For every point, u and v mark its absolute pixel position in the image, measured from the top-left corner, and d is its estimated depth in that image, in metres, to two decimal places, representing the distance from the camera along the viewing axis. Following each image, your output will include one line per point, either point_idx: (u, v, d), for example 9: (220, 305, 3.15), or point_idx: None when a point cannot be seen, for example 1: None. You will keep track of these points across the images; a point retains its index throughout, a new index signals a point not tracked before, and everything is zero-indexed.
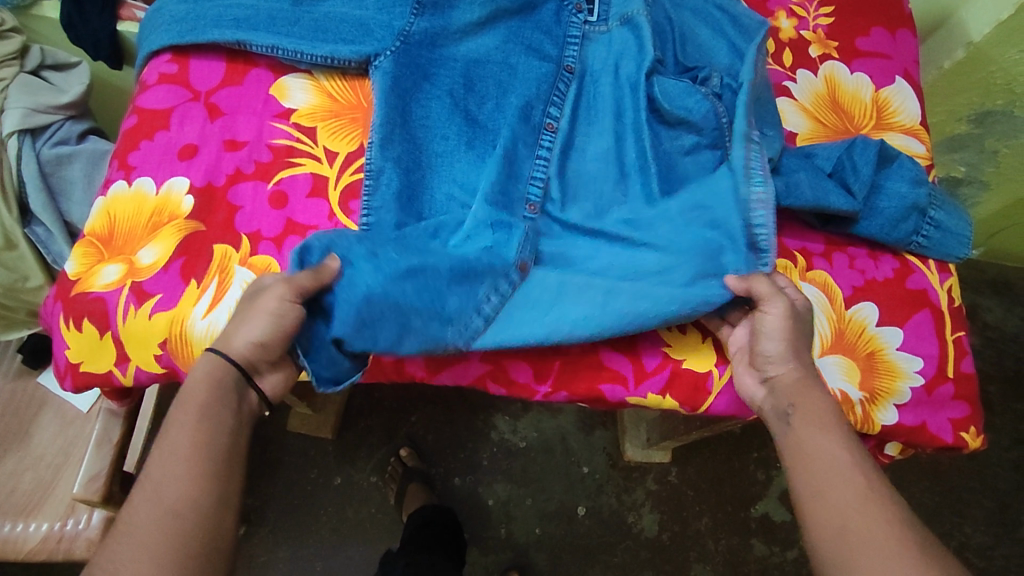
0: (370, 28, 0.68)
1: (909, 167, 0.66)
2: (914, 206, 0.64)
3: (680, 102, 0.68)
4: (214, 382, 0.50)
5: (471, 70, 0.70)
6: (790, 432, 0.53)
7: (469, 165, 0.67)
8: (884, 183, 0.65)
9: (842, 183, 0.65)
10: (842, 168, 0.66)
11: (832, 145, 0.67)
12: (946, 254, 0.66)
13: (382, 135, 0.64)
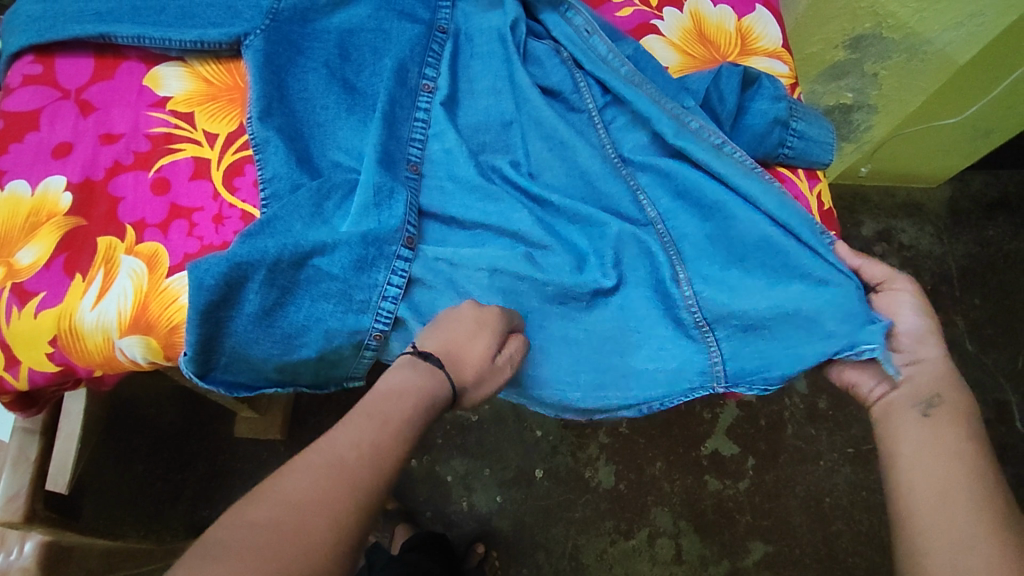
0: (238, 9, 0.68)
1: (769, 86, 0.69)
2: (776, 120, 0.67)
3: (539, 63, 0.71)
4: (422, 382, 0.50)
5: (345, 41, 0.71)
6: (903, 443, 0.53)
7: (352, 131, 0.67)
8: (749, 105, 0.69)
9: (712, 114, 0.68)
10: (709, 101, 0.68)
11: (700, 75, 0.69)
12: (812, 161, 0.70)
13: (260, 107, 0.64)
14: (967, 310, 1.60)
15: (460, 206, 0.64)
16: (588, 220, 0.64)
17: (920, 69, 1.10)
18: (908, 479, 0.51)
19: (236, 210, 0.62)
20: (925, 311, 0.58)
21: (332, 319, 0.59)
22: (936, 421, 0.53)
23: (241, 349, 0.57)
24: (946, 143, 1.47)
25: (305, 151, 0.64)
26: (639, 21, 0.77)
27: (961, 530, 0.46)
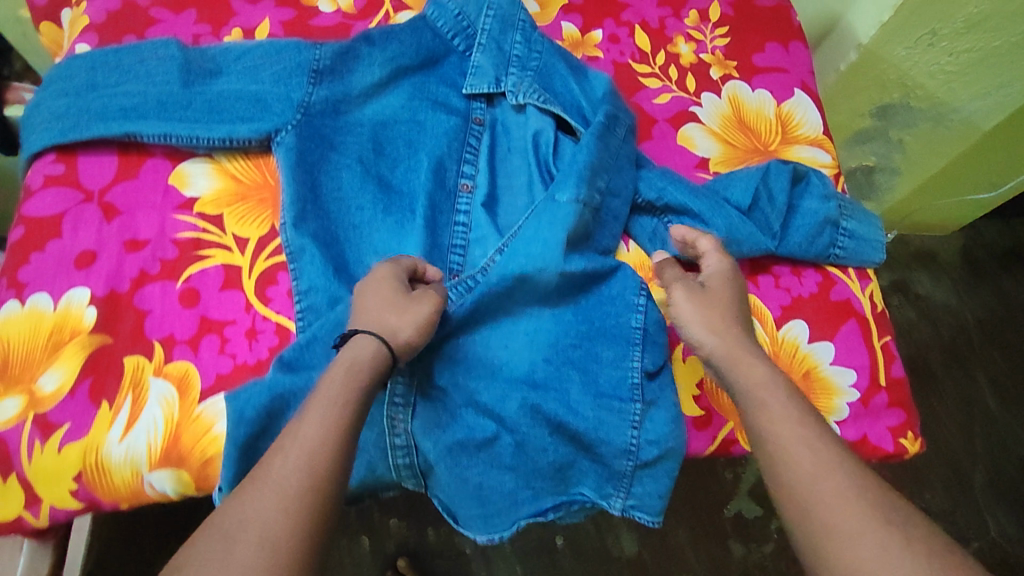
0: (267, 103, 0.65)
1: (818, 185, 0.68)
2: (826, 219, 0.66)
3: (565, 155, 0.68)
4: (372, 374, 0.47)
5: (379, 133, 0.68)
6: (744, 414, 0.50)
7: (389, 233, 0.64)
8: (799, 203, 0.67)
9: (763, 215, 0.66)
10: (757, 202, 0.66)
11: (747, 175, 0.67)
12: (863, 261, 0.68)
13: (294, 213, 0.61)
14: (988, 365, 1.61)
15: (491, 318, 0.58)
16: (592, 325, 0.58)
17: (945, 137, 1.09)
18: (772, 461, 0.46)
19: (270, 322, 0.58)
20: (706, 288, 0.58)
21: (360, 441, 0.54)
22: (745, 394, 0.50)
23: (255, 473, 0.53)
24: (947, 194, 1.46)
25: (341, 258, 0.61)
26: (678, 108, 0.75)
27: (828, 506, 0.43)
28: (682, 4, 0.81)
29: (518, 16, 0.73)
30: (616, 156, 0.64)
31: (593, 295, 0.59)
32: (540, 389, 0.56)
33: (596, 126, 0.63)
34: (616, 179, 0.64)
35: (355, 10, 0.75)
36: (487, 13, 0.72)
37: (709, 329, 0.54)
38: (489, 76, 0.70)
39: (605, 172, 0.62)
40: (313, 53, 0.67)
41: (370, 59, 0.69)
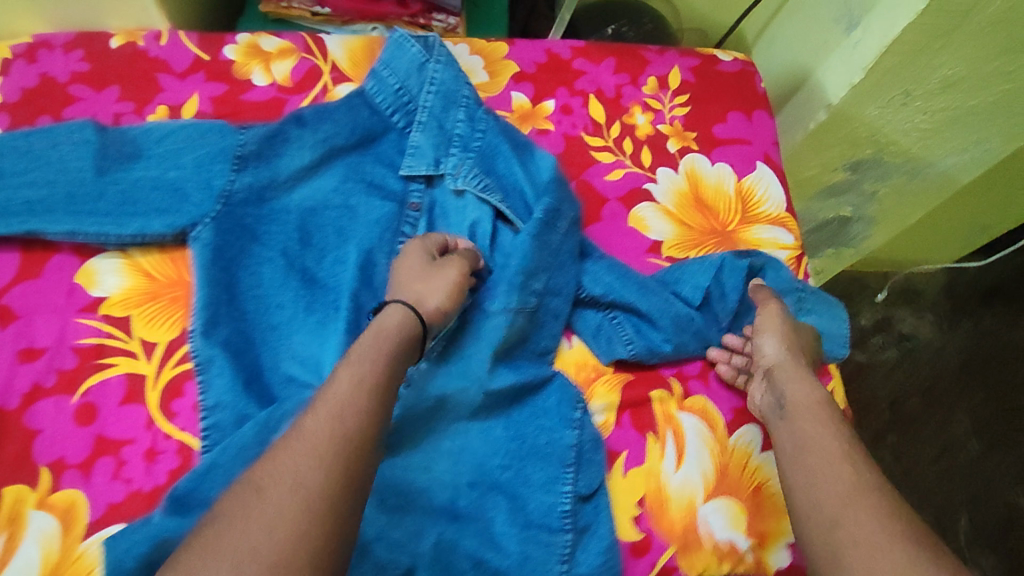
0: (186, 192, 0.61)
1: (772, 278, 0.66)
2: None
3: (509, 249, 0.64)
4: (401, 339, 0.48)
5: (307, 220, 0.64)
6: (792, 426, 0.53)
7: (310, 335, 0.60)
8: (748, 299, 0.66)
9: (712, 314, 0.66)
10: (709, 298, 0.65)
11: (699, 268, 0.65)
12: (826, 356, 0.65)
13: (204, 319, 0.57)
14: (970, 407, 1.57)
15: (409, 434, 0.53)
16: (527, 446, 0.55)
17: (920, 189, 1.10)
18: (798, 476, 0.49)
19: (173, 441, 0.55)
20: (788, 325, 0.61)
21: None
22: (800, 411, 0.54)
23: None
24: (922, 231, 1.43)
25: (254, 366, 0.58)
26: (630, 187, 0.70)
27: (855, 513, 0.44)
28: (640, 70, 0.76)
29: (462, 92, 0.69)
30: (556, 255, 0.60)
31: (524, 410, 0.56)
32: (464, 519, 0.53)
33: (531, 226, 0.59)
34: (559, 278, 0.60)
35: (291, 83, 0.70)
36: (430, 89, 0.68)
37: (793, 355, 0.58)
38: (428, 158, 0.66)
39: (541, 275, 0.58)
40: (238, 137, 0.62)
41: (299, 141, 0.64)
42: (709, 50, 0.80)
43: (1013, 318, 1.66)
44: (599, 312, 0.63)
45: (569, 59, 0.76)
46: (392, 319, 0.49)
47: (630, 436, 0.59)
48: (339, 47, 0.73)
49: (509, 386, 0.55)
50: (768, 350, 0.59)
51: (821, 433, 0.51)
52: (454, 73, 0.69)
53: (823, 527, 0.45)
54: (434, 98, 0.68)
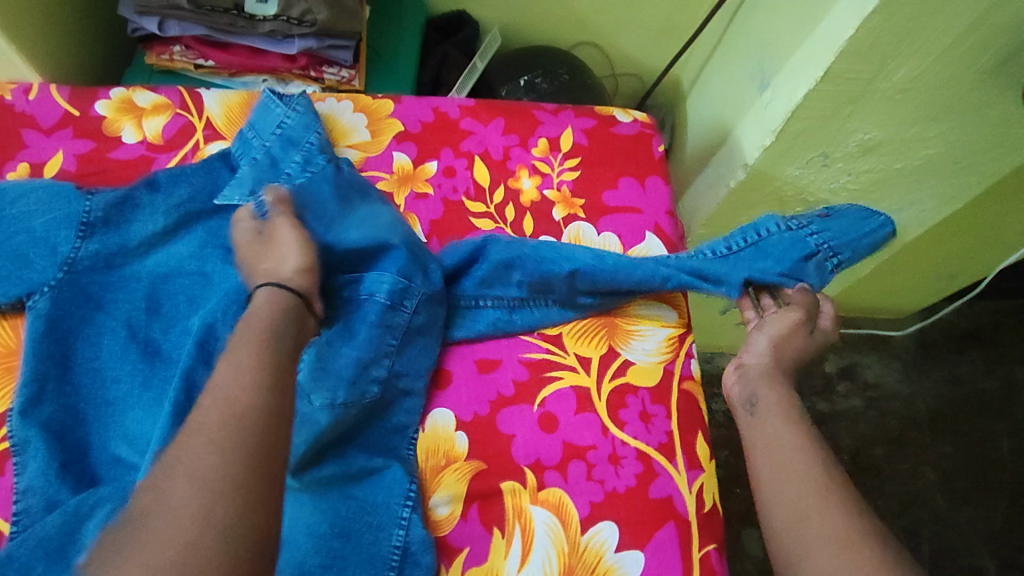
0: (28, 258, 0.58)
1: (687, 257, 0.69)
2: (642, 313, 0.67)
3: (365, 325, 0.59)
4: (279, 309, 0.49)
5: (157, 288, 0.61)
6: (761, 421, 0.55)
7: (144, 413, 0.57)
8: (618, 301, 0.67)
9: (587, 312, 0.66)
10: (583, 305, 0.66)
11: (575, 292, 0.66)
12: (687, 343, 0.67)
13: (27, 397, 0.54)
14: (938, 460, 1.47)
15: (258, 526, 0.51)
16: (353, 544, 0.53)
17: None
18: (765, 469, 0.51)
19: None
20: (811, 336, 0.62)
21: None
22: (771, 408, 0.56)
23: None
24: (872, 286, 1.41)
25: (80, 445, 0.55)
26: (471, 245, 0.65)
27: (811, 509, 0.47)
28: (530, 132, 0.75)
29: (310, 138, 0.67)
30: (403, 340, 0.60)
31: (354, 505, 0.54)
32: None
33: (373, 308, 0.60)
34: (407, 360, 0.60)
35: (161, 141, 0.68)
36: (273, 143, 0.67)
37: (777, 360, 0.60)
38: (244, 188, 0.63)
39: (384, 361, 0.59)
40: (85, 203, 0.60)
41: (152, 207, 0.62)
42: (609, 109, 0.78)
43: (987, 364, 1.58)
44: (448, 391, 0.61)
45: (457, 118, 0.74)
46: (263, 298, 0.49)
47: (474, 532, 0.56)
48: (216, 102, 0.71)
49: (336, 475, 0.55)
50: (761, 348, 0.61)
51: (784, 429, 0.53)
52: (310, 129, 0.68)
53: (791, 527, 0.47)
54: (265, 154, 0.66)
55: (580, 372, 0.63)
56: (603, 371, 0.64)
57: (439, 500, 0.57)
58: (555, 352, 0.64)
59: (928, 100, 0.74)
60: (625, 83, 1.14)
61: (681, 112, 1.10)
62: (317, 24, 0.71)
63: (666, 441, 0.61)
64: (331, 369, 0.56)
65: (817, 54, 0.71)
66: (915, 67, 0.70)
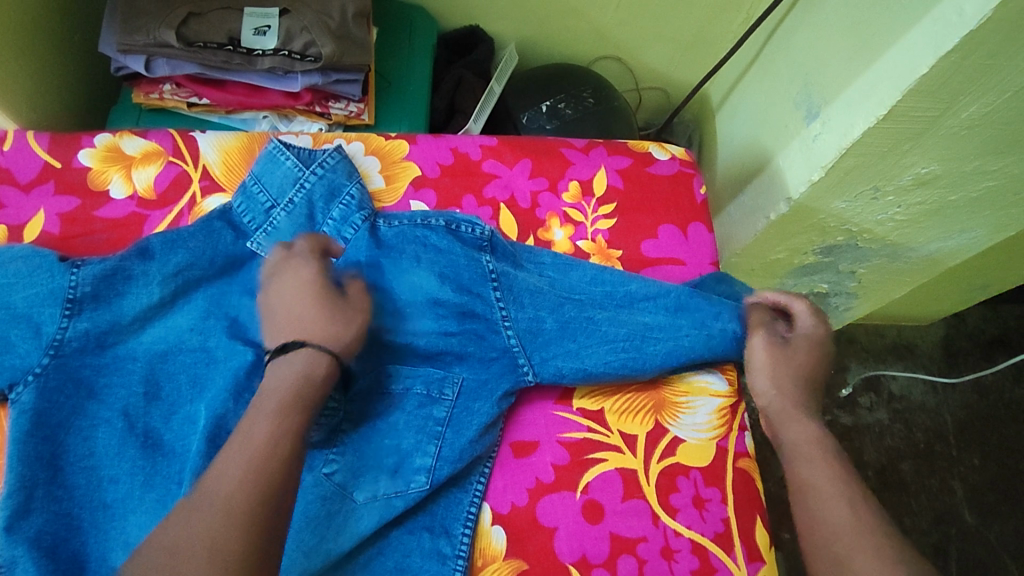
0: (9, 341, 0.51)
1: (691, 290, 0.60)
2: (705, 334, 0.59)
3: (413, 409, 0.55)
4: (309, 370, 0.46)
5: (156, 369, 0.55)
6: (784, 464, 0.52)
7: (148, 518, 0.49)
8: (680, 319, 0.59)
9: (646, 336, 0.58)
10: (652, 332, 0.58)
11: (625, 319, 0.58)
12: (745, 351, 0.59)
13: (12, 509, 0.47)
14: (966, 474, 1.34)
15: None
16: None
17: (903, 269, 1.00)
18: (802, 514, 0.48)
19: None
20: (781, 359, 0.57)
21: None
22: (794, 448, 0.52)
23: None
24: (904, 305, 1.34)
25: (75, 558, 0.48)
26: (556, 302, 0.58)
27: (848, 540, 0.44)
28: (560, 174, 0.69)
29: (349, 189, 0.62)
30: (451, 423, 0.55)
31: None
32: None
33: (411, 398, 0.55)
34: (457, 445, 0.54)
35: (154, 195, 0.61)
36: (294, 197, 0.61)
37: (786, 388, 0.56)
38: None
39: (428, 448, 0.53)
40: (69, 277, 0.53)
41: (146, 278, 0.55)
42: (644, 144, 0.73)
43: (1016, 371, 1.44)
44: (485, 475, 0.55)
45: (479, 159, 0.69)
46: (294, 363, 0.46)
47: None
48: (212, 148, 0.64)
49: None
50: (760, 387, 0.57)
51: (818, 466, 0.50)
52: (344, 190, 0.62)
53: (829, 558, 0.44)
54: (302, 200, 0.61)
55: (625, 452, 0.58)
56: (651, 450, 0.58)
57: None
58: (597, 430, 0.58)
59: (994, 135, 0.70)
60: (649, 97, 1.08)
61: (710, 128, 1.03)
62: (321, 58, 0.65)
63: (722, 529, 0.56)
64: (364, 454, 0.53)
65: (879, 90, 0.66)
66: (987, 105, 0.65)
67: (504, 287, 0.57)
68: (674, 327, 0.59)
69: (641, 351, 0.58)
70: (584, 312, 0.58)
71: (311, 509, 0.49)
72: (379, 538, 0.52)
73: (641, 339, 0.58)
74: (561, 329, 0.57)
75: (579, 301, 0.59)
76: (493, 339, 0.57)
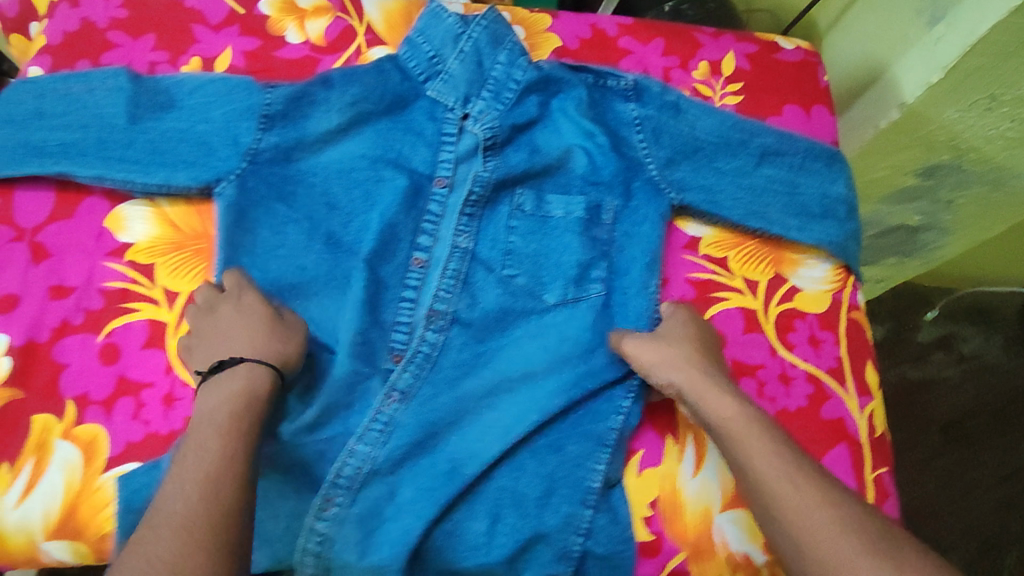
0: (212, 146, 0.61)
1: (813, 149, 0.67)
2: (829, 194, 0.65)
3: (552, 236, 0.62)
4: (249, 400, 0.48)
5: (333, 186, 0.63)
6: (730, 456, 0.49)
7: (331, 301, 0.60)
8: (803, 182, 0.65)
9: (771, 183, 0.64)
10: (781, 187, 0.65)
11: (754, 170, 0.65)
12: (847, 230, 0.65)
13: (225, 278, 0.58)
14: None
15: (518, 381, 0.56)
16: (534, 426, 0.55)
17: (1007, 201, 0.97)
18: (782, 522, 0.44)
19: (189, 389, 0.57)
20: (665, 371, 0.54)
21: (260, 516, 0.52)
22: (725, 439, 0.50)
23: None
24: (995, 266, 1.30)
25: None
26: (688, 148, 0.65)
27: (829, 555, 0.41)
28: (691, 54, 0.73)
29: (511, 38, 0.66)
30: (597, 241, 0.62)
31: (546, 382, 0.56)
32: (404, 467, 0.54)
33: (571, 221, 0.63)
34: (628, 256, 0.62)
35: (325, 43, 0.69)
36: (463, 48, 0.65)
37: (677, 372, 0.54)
38: (459, 91, 0.65)
39: (602, 265, 0.62)
40: (265, 96, 0.61)
41: (327, 104, 0.62)
42: (770, 36, 0.76)
43: None
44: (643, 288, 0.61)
45: (616, 36, 0.73)
46: (227, 387, 0.49)
47: (649, 436, 0.56)
48: (376, 8, 0.71)
49: (544, 362, 0.57)
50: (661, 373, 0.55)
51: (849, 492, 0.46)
52: (505, 38, 0.66)
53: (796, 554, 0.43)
54: (471, 49, 0.65)
55: (746, 293, 0.62)
56: (771, 295, 0.62)
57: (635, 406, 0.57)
58: (722, 273, 0.63)
59: None
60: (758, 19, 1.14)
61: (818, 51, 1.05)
62: None
63: (836, 365, 0.60)
64: (527, 261, 0.61)
65: None
66: None
67: (647, 130, 0.65)
68: (795, 184, 0.65)
69: (763, 201, 0.64)
70: (713, 161, 0.65)
71: (496, 295, 0.60)
72: (543, 323, 0.59)
73: (761, 193, 0.64)
74: (693, 171, 0.64)
75: (713, 147, 0.65)
76: (640, 173, 0.64)
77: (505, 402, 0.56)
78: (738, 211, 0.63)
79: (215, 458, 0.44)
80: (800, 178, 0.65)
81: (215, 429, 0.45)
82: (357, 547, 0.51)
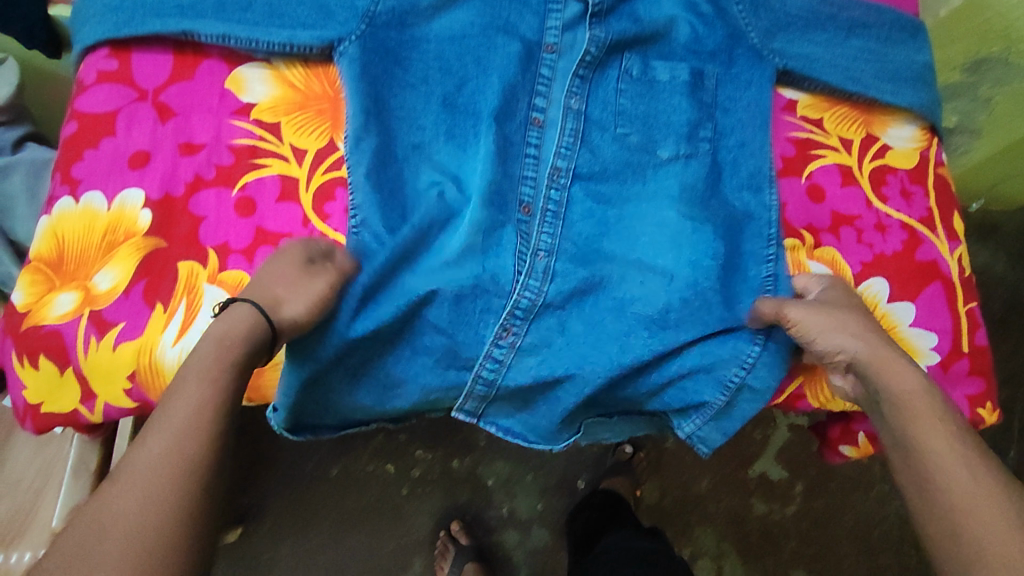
0: (331, 9, 0.61)
1: (898, 21, 0.70)
2: (913, 61, 0.69)
3: (661, 100, 0.65)
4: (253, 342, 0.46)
5: (447, 50, 0.63)
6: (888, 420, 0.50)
7: (450, 156, 0.61)
8: (892, 52, 0.69)
9: (861, 52, 0.68)
10: (870, 55, 0.68)
11: (845, 39, 0.68)
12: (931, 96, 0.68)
13: (353, 136, 0.59)
14: None
15: (644, 226, 0.61)
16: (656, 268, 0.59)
17: None
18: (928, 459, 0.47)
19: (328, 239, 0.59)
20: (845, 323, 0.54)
21: (423, 350, 0.57)
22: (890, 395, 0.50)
23: (320, 378, 0.56)
24: None
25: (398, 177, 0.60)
26: (781, 21, 0.67)
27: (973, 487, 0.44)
28: None
29: None
30: (702, 104, 0.65)
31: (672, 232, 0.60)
32: (561, 309, 0.59)
33: (677, 84, 0.65)
34: (733, 119, 0.65)
35: None
36: None
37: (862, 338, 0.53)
38: None
39: (708, 124, 0.64)
40: None
41: None
42: None
43: None
44: (750, 146, 0.64)
45: None
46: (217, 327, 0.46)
47: None
48: None
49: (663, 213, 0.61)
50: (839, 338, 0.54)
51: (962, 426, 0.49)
52: None
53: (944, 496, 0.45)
54: None
55: (842, 151, 0.66)
56: (864, 152, 0.66)
57: (775, 247, 0.61)
58: (817, 132, 0.66)
59: None
60: None
61: None
62: None
63: (926, 215, 0.65)
64: (639, 121, 0.64)
65: None
66: None
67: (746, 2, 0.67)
68: (884, 53, 0.68)
69: (856, 68, 0.67)
70: (807, 33, 0.67)
71: (614, 151, 0.63)
72: (658, 177, 0.63)
73: (852, 60, 0.67)
74: (788, 41, 0.67)
75: (808, 16, 0.68)
76: (743, 41, 0.67)
77: (643, 251, 0.60)
78: (832, 77, 0.66)
79: (182, 422, 0.41)
80: (887, 49, 0.69)
81: (206, 365, 0.44)
82: (523, 375, 0.58)
